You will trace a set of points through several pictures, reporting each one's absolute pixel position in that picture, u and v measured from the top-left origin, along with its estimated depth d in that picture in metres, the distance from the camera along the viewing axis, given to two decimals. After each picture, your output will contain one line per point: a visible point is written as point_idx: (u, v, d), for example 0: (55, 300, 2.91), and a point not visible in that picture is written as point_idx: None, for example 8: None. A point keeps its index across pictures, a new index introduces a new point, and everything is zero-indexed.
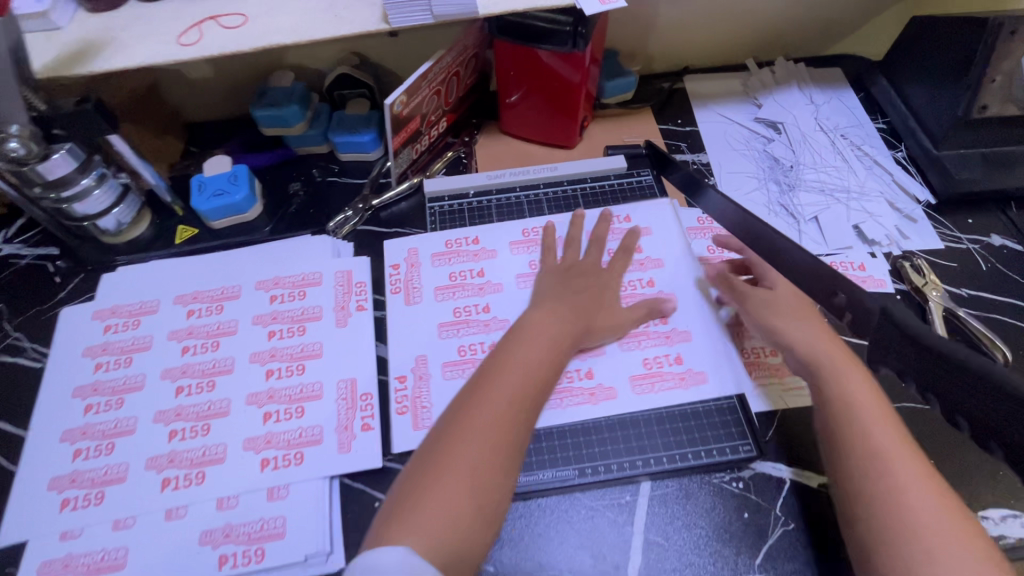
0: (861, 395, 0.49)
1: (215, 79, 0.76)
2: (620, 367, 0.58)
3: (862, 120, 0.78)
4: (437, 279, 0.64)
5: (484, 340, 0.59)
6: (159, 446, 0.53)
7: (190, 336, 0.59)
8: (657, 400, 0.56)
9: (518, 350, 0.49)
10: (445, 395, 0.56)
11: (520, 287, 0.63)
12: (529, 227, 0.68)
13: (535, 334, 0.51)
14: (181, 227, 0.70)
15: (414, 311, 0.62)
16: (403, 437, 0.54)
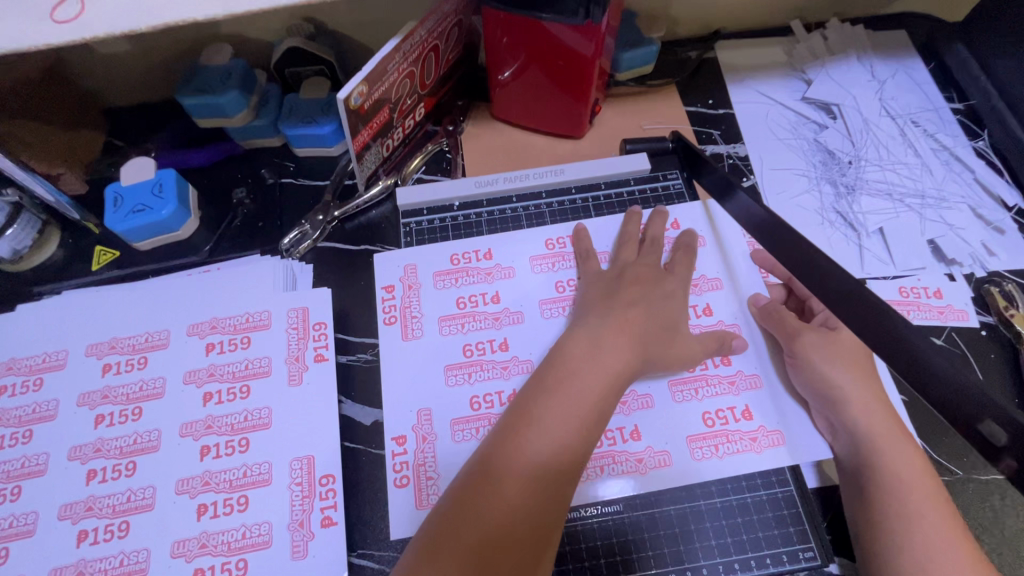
0: (905, 477, 0.39)
1: (133, 56, 0.61)
2: (671, 429, 0.44)
3: (936, 101, 0.64)
4: (415, 318, 0.51)
5: (502, 389, 0.47)
6: (65, 554, 0.42)
7: (106, 400, 0.47)
8: (722, 468, 0.43)
9: (542, 402, 0.39)
10: (455, 464, 0.45)
11: (547, 316, 0.50)
12: (554, 237, 0.54)
13: (567, 375, 0.40)
14: (99, 249, 0.57)
15: (412, 349, 0.49)
16: (404, 519, 0.43)
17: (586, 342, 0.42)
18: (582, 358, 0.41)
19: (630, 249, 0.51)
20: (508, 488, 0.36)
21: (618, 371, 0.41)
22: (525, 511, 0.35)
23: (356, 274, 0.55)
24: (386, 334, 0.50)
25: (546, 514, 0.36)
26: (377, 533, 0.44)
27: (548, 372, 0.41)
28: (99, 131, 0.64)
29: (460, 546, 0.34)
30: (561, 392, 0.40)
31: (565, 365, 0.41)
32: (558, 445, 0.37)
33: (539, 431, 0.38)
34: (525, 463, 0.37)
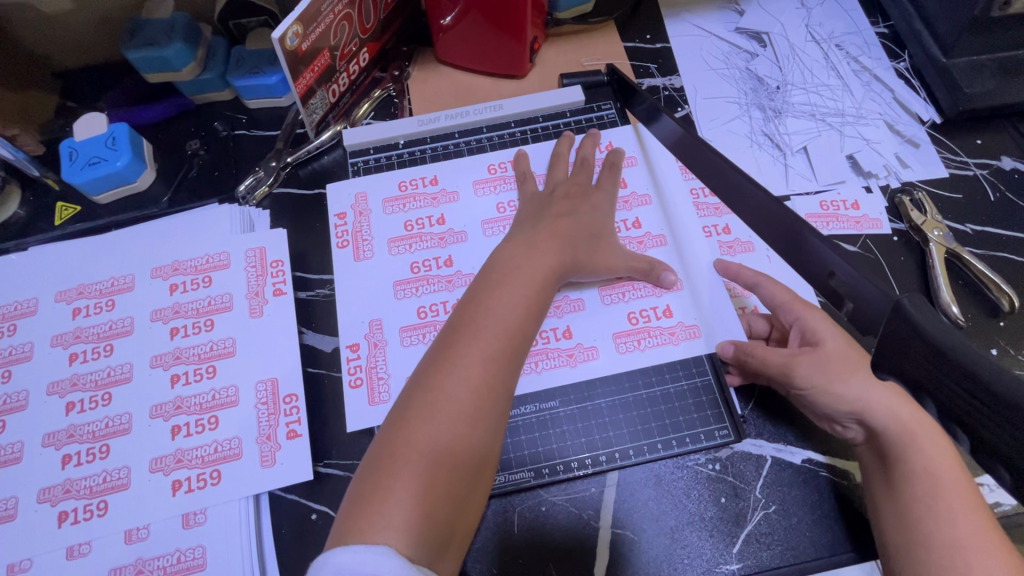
0: (937, 466, 0.41)
1: (77, 14, 0.62)
2: (598, 326, 0.50)
3: (861, 25, 0.66)
4: (363, 245, 0.55)
5: (448, 299, 0.52)
6: (51, 475, 0.46)
7: (78, 340, 0.51)
8: (644, 358, 0.49)
9: (491, 300, 0.43)
10: (404, 365, 0.49)
11: (488, 235, 0.54)
12: (496, 162, 0.58)
13: (509, 276, 0.44)
14: (60, 204, 0.59)
15: (364, 269, 0.53)
16: (360, 414, 0.48)
17: (515, 255, 0.47)
18: (500, 297, 0.43)
19: (562, 168, 0.55)
20: (444, 423, 0.37)
21: (548, 274, 0.46)
22: (487, 380, 0.39)
23: (310, 216, 0.58)
24: (338, 257, 0.54)
25: (484, 442, 0.38)
26: (340, 443, 0.48)
27: (462, 316, 0.42)
28: (50, 91, 0.65)
29: (432, 415, 0.37)
30: (506, 288, 0.44)
31: (483, 304, 0.42)
32: (510, 327, 0.42)
33: (467, 370, 0.39)
34: (456, 399, 0.38)
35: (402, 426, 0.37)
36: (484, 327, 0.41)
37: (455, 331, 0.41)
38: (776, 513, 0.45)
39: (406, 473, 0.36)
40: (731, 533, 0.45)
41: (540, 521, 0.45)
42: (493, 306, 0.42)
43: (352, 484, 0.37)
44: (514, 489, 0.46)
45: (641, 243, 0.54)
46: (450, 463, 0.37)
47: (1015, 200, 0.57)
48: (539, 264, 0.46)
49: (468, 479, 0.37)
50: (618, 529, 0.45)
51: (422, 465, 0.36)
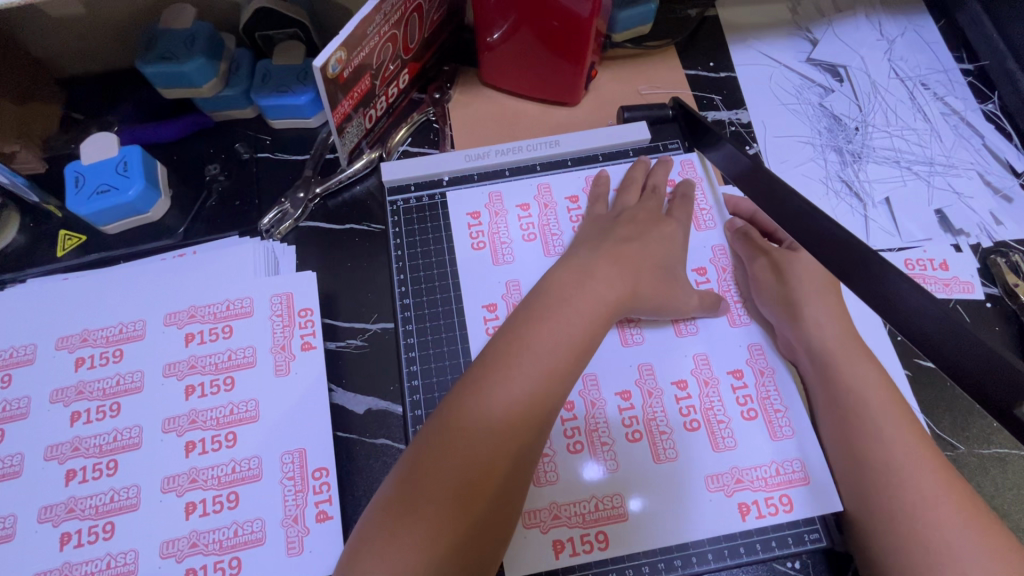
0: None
1: (88, 20, 0.56)
2: (666, 364, 0.46)
3: (946, 61, 0.61)
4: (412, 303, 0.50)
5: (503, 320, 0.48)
6: (50, 557, 0.40)
7: (81, 397, 0.45)
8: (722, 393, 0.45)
9: (537, 328, 0.38)
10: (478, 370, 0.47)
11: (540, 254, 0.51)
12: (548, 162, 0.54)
13: (561, 303, 0.40)
14: (62, 233, 0.53)
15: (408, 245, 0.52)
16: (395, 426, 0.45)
17: (572, 282, 0.42)
18: (538, 329, 0.39)
19: (632, 192, 0.51)
20: (452, 471, 0.34)
21: (605, 306, 0.41)
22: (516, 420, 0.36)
23: (341, 255, 0.52)
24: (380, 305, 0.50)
25: (505, 495, 0.35)
26: None
27: (496, 353, 0.38)
28: (56, 103, 0.59)
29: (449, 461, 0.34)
30: (553, 318, 0.39)
31: (522, 331, 0.39)
32: (549, 360, 0.37)
33: (491, 411, 0.35)
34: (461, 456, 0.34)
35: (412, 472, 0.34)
36: (512, 367, 0.37)
37: (488, 361, 0.38)
38: None
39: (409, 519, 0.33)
40: None
41: None
42: (530, 341, 0.38)
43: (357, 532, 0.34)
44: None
45: (725, 270, 0.50)
46: (448, 529, 0.33)
47: None
48: (594, 297, 0.41)
49: (486, 529, 0.34)
50: None
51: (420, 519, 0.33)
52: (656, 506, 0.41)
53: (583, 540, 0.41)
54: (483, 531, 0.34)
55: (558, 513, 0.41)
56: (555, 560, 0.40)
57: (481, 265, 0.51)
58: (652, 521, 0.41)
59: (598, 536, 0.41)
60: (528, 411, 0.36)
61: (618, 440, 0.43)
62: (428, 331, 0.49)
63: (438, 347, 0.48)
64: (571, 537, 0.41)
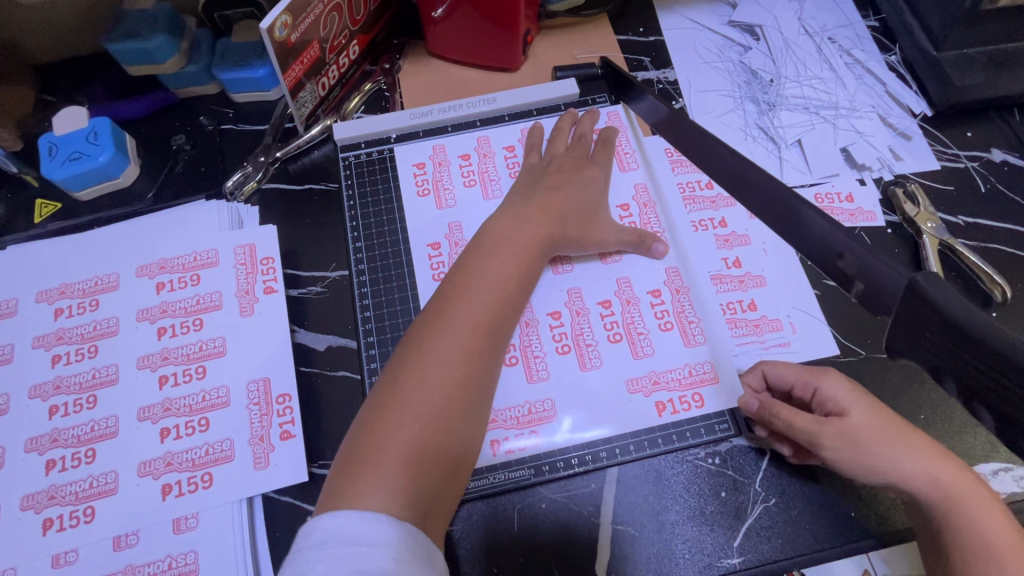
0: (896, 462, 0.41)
1: (54, 5, 0.60)
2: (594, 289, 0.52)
3: (852, 18, 0.67)
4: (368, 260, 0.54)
5: (449, 255, 0.53)
6: (35, 482, 0.44)
7: (61, 341, 0.49)
8: (641, 308, 0.51)
9: (485, 265, 0.43)
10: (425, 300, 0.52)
11: (481, 202, 0.56)
12: (486, 118, 0.60)
13: (503, 246, 0.45)
14: (39, 202, 0.57)
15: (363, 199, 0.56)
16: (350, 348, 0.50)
17: (510, 228, 0.47)
18: (485, 272, 0.43)
19: (562, 140, 0.56)
20: (428, 396, 0.37)
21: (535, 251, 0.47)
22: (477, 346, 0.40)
23: (300, 210, 0.57)
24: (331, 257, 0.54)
25: (472, 418, 0.39)
26: (337, 444, 0.47)
27: (450, 290, 0.42)
28: (28, 86, 0.63)
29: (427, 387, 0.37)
30: (498, 258, 0.44)
31: (469, 274, 0.43)
32: (498, 293, 0.42)
33: (456, 337, 0.39)
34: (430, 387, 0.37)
35: (387, 402, 0.37)
36: (464, 305, 0.41)
37: (444, 296, 0.41)
38: (776, 505, 0.46)
39: (389, 445, 0.35)
40: (731, 527, 0.45)
41: (540, 519, 0.45)
42: (479, 278, 0.42)
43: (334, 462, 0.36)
44: (529, 468, 0.46)
45: (646, 205, 0.56)
46: (431, 449, 0.36)
47: (1005, 191, 0.58)
48: (527, 239, 0.46)
49: (460, 448, 0.38)
50: (619, 525, 0.45)
51: (404, 441, 0.35)
52: (580, 407, 0.48)
53: (517, 438, 0.47)
54: (457, 448, 0.37)
55: (495, 417, 0.47)
56: (493, 457, 0.46)
57: (427, 211, 0.55)
58: (577, 421, 0.47)
59: (531, 436, 0.47)
60: (485, 336, 0.40)
61: (549, 353, 0.49)
62: (379, 270, 0.53)
63: (388, 282, 0.53)
64: (507, 437, 0.47)
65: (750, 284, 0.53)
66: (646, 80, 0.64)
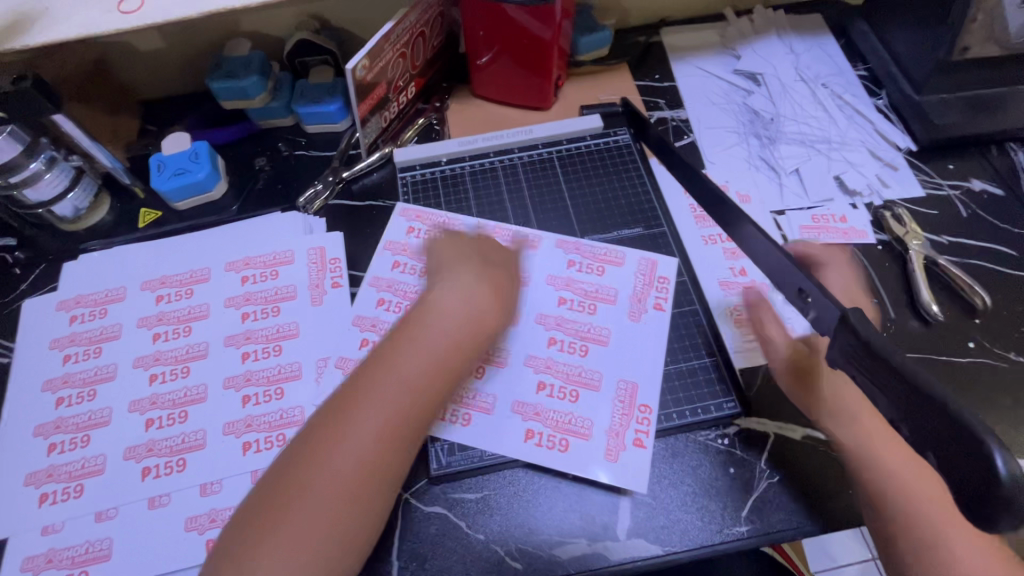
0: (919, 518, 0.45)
1: (167, 52, 0.72)
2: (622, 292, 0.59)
3: (843, 68, 0.76)
4: (405, 287, 0.60)
5: None
6: (136, 436, 0.52)
7: (161, 322, 0.58)
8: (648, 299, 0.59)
9: (408, 341, 0.48)
10: None
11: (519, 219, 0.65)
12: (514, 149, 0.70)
13: (429, 325, 0.49)
14: (144, 210, 0.67)
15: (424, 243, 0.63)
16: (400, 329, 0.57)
17: (464, 308, 0.51)
18: (407, 352, 0.47)
19: None
20: (339, 466, 0.41)
21: (476, 336, 0.50)
22: (388, 433, 0.43)
23: (362, 222, 0.66)
24: (365, 292, 0.60)
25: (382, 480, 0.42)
26: None
27: (359, 375, 0.46)
28: (137, 117, 0.75)
29: (340, 465, 0.41)
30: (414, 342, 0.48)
31: (380, 355, 0.47)
32: (413, 380, 0.46)
33: (360, 420, 0.43)
34: (340, 460, 0.41)
35: (290, 474, 0.41)
36: (374, 389, 0.44)
37: (350, 381, 0.46)
38: (781, 482, 0.51)
39: (294, 513, 0.40)
40: (740, 498, 0.50)
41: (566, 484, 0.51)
42: (396, 362, 0.46)
43: (237, 511, 0.42)
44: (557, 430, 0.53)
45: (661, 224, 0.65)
46: (339, 519, 0.40)
47: (984, 215, 0.65)
48: (466, 330, 0.50)
49: (362, 513, 0.41)
50: (638, 494, 0.51)
51: (303, 507, 0.40)
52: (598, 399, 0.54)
53: (550, 436, 0.52)
54: (356, 524, 0.41)
55: (539, 410, 0.53)
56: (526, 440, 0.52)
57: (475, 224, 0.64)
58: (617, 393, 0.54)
59: (562, 440, 0.52)
60: (401, 421, 0.44)
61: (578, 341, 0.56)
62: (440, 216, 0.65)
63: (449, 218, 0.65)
64: (542, 431, 0.52)
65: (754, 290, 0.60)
66: (660, 118, 0.73)
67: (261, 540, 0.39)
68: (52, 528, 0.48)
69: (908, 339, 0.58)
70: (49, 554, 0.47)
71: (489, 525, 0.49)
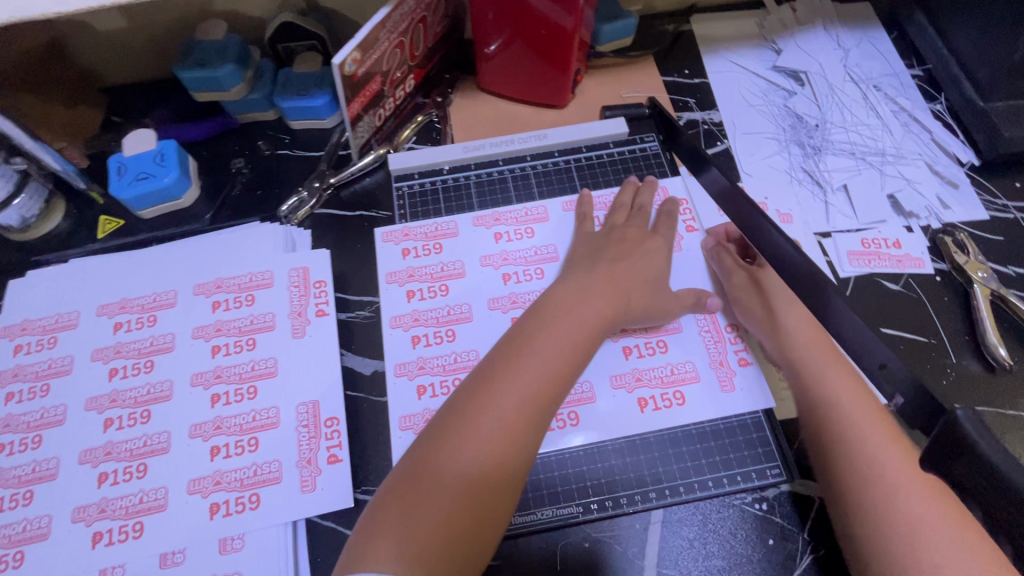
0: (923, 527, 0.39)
1: (131, 34, 0.63)
2: (683, 279, 0.55)
3: (897, 67, 0.68)
4: (436, 313, 0.53)
5: (507, 292, 0.53)
6: (88, 493, 0.45)
7: (118, 355, 0.50)
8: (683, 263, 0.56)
9: (570, 307, 0.45)
10: (483, 330, 0.52)
11: (531, 236, 0.57)
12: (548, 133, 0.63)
13: (579, 296, 0.46)
14: (103, 218, 0.59)
15: (448, 253, 0.56)
16: (402, 352, 0.51)
17: (572, 297, 0.46)
18: (568, 312, 0.45)
19: (628, 187, 0.58)
20: (462, 464, 0.38)
21: (608, 312, 0.46)
22: (515, 417, 0.39)
23: (353, 236, 0.58)
24: (391, 336, 0.52)
25: (505, 480, 0.38)
26: (380, 470, 0.47)
27: (506, 347, 0.43)
28: (98, 108, 0.66)
29: (465, 452, 0.38)
30: (563, 313, 0.45)
31: (551, 313, 0.45)
32: (576, 342, 0.43)
33: (497, 403, 0.40)
34: (493, 432, 0.39)
35: (415, 472, 0.38)
36: (523, 360, 0.42)
37: (509, 344, 0.43)
38: (826, 557, 0.44)
39: (428, 507, 0.36)
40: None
41: (583, 560, 0.45)
42: (561, 321, 0.44)
43: (363, 516, 0.38)
44: (582, 454, 0.47)
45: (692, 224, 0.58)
46: (469, 510, 0.37)
47: None
48: (589, 307, 0.46)
49: (491, 505, 0.37)
50: (664, 571, 0.44)
51: (434, 503, 0.36)
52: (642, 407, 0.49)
53: (571, 416, 0.48)
54: (488, 516, 0.37)
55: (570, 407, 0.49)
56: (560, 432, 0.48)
57: (484, 243, 0.56)
58: (699, 325, 0.52)
59: (676, 394, 0.49)
60: (539, 400, 0.40)
61: (598, 384, 0.49)
62: (454, 197, 0.59)
63: (462, 194, 0.60)
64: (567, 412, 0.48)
65: None
66: (691, 121, 0.65)
67: (384, 540, 0.35)
68: None
69: (970, 389, 0.51)
70: None
71: None
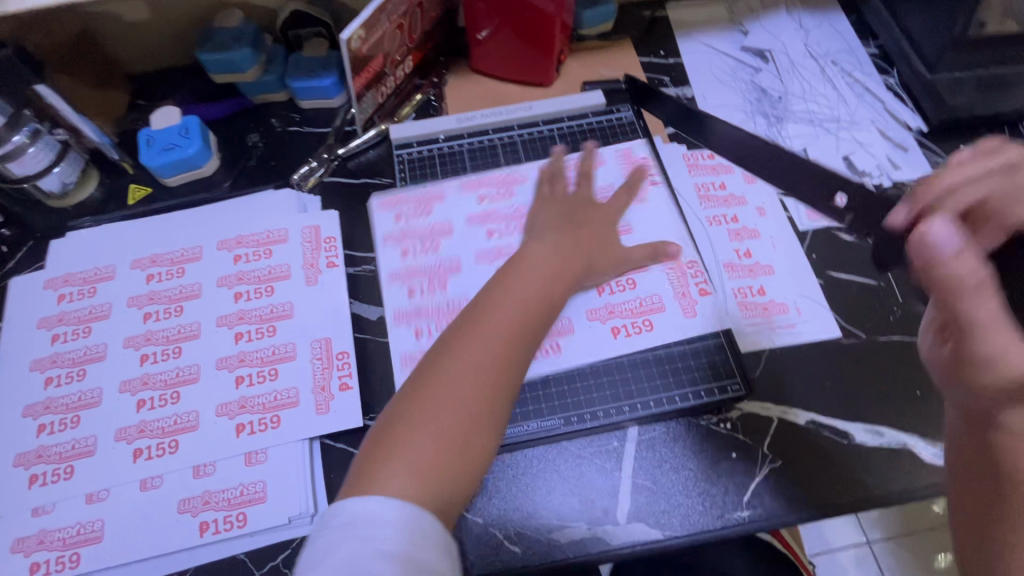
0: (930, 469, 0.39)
1: (155, 23, 0.70)
2: (653, 227, 0.60)
3: (854, 45, 0.74)
4: (432, 260, 0.59)
5: (497, 243, 0.60)
6: (127, 417, 0.51)
7: (152, 301, 0.56)
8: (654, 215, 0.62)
9: (536, 257, 0.50)
10: (475, 276, 0.57)
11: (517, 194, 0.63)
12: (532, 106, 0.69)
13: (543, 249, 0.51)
14: (133, 186, 0.65)
15: (443, 210, 0.62)
16: (403, 295, 0.57)
17: (534, 250, 0.51)
18: (534, 262, 0.50)
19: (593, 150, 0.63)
20: (454, 395, 0.40)
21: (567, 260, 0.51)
22: (500, 351, 0.43)
23: (359, 201, 0.64)
24: (392, 282, 0.58)
25: (495, 410, 0.41)
26: (385, 398, 0.53)
27: (483, 295, 0.47)
28: (124, 91, 0.73)
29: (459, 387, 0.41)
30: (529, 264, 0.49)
31: (521, 265, 0.49)
32: (546, 287, 0.48)
33: (481, 340, 0.43)
34: (479, 365, 0.42)
35: (411, 406, 0.40)
36: (500, 303, 0.45)
37: (485, 292, 0.47)
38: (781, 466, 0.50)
39: (426, 435, 0.39)
40: (742, 484, 0.49)
41: (565, 466, 0.51)
42: (530, 269, 0.49)
43: (361, 452, 0.40)
44: (563, 378, 0.54)
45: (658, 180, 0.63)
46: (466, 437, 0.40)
47: None
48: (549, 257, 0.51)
49: (485, 432, 0.40)
50: (638, 479, 0.50)
51: (430, 430, 0.39)
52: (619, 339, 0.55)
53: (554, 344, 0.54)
54: (482, 441, 0.40)
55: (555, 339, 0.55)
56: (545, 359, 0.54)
57: (475, 201, 0.62)
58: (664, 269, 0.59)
59: (644, 323, 0.55)
60: (517, 336, 0.44)
61: (578, 320, 0.55)
62: (449, 163, 0.66)
63: (456, 159, 0.66)
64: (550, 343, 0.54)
65: (759, 272, 0.59)
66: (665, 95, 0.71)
67: (386, 468, 0.37)
68: (42, 510, 0.47)
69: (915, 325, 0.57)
70: (40, 536, 0.46)
71: (486, 509, 0.49)
